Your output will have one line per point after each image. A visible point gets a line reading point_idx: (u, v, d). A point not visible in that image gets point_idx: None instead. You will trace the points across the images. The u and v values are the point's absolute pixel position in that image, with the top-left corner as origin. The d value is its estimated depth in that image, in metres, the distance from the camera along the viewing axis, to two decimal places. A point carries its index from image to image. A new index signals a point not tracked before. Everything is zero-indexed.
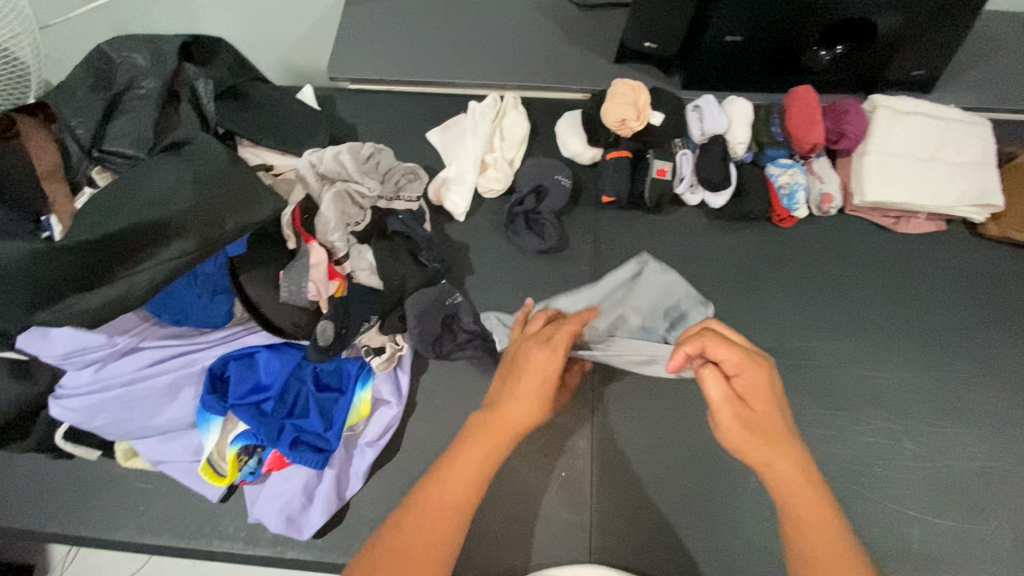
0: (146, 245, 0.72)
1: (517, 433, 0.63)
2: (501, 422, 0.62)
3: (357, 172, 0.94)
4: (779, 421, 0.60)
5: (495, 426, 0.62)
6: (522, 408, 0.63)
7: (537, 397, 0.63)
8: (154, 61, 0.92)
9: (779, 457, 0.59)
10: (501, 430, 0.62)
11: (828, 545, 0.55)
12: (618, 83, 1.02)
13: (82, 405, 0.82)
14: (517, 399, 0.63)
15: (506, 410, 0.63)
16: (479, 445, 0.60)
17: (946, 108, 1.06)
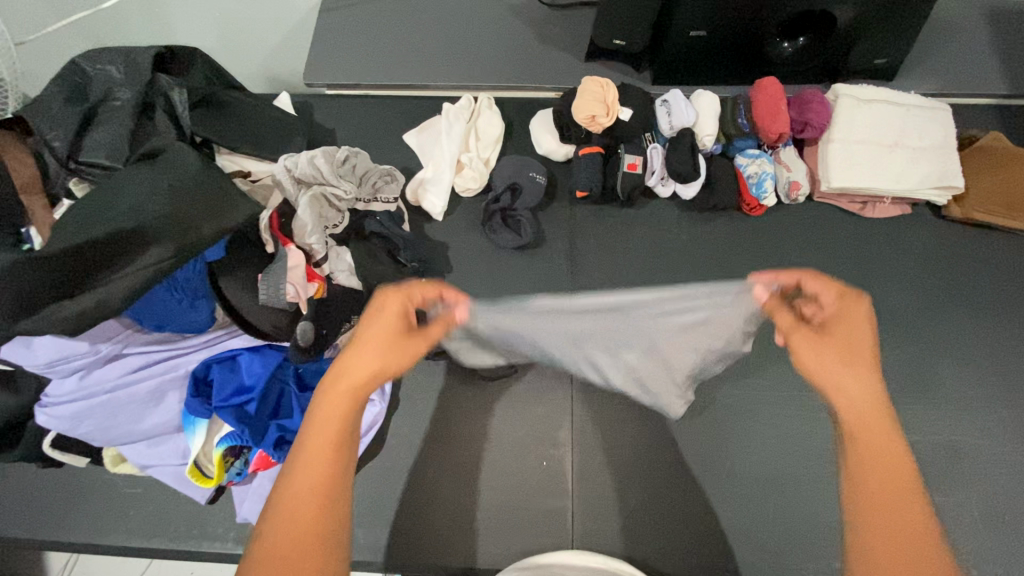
0: (124, 253, 0.73)
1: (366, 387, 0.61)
2: (337, 386, 0.60)
3: (331, 175, 0.94)
4: (856, 348, 0.61)
5: (334, 391, 0.60)
6: (356, 364, 0.61)
7: (376, 349, 0.63)
8: (128, 72, 0.94)
9: (841, 376, 0.60)
10: (337, 395, 0.59)
11: (888, 455, 0.56)
12: (587, 81, 1.05)
13: (68, 413, 0.83)
14: (352, 356, 0.62)
15: (341, 372, 0.61)
16: (329, 408, 0.59)
17: (907, 95, 1.09)
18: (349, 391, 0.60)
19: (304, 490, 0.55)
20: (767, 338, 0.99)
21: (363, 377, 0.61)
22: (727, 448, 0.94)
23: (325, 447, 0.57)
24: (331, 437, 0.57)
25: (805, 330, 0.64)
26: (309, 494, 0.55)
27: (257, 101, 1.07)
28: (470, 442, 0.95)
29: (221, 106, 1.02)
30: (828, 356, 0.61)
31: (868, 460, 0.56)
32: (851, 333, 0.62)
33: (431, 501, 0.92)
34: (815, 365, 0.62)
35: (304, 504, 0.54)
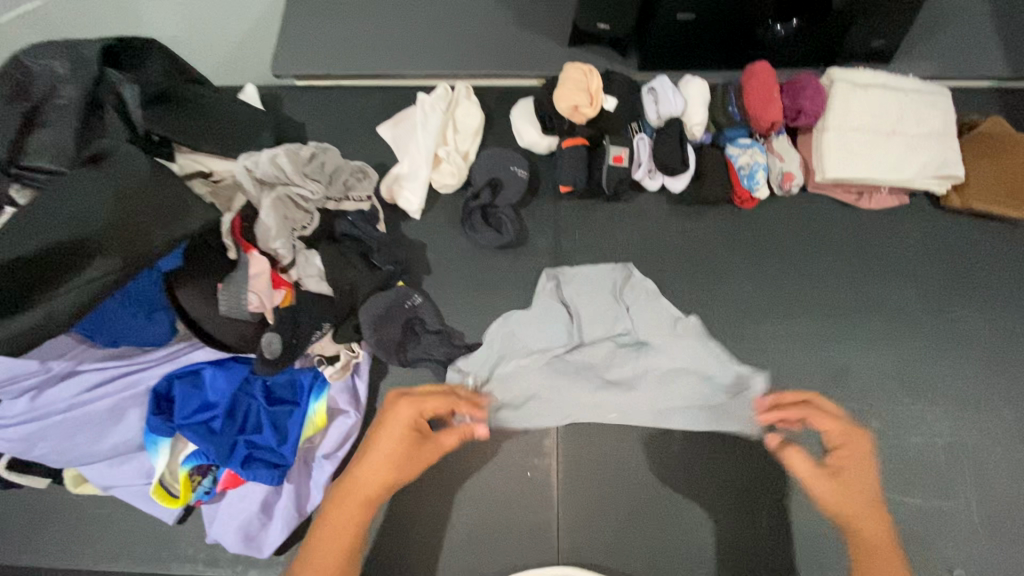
0: (69, 266, 0.68)
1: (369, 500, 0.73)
2: (353, 491, 0.73)
3: (296, 175, 0.88)
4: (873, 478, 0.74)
5: (348, 495, 0.73)
6: (366, 480, 0.73)
7: (386, 464, 0.73)
8: (74, 67, 0.86)
9: (873, 528, 0.72)
10: (357, 494, 0.73)
11: (881, 542, 0.72)
12: (569, 68, 0.99)
13: (21, 435, 0.79)
14: (364, 472, 0.73)
15: (358, 478, 0.73)
16: (348, 510, 0.73)
17: (906, 79, 1.04)
18: (360, 498, 0.73)
19: (337, 535, 0.72)
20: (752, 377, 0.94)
21: (377, 487, 0.73)
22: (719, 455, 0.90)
23: (348, 534, 0.72)
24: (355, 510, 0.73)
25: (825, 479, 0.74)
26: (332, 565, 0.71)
27: (221, 97, 1.01)
28: (451, 454, 0.91)
29: (180, 103, 0.96)
30: (856, 477, 0.74)
31: (864, 535, 0.72)
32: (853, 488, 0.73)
33: (411, 516, 0.88)
34: (852, 475, 0.74)
35: (332, 562, 0.71)
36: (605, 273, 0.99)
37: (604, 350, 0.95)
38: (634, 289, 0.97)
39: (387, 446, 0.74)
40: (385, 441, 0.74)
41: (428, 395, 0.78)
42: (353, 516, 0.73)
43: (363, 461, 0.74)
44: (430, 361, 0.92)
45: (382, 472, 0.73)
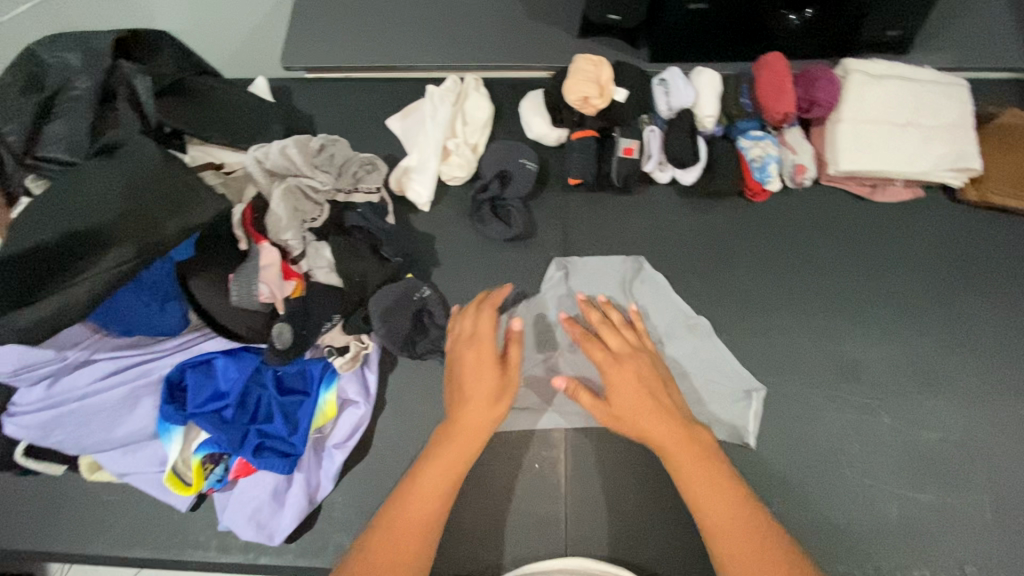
0: (82, 256, 0.68)
1: (482, 434, 0.74)
2: (465, 426, 0.74)
3: (306, 166, 0.89)
4: (650, 402, 0.75)
5: (466, 436, 0.73)
6: (475, 417, 0.74)
7: (486, 383, 0.75)
8: (87, 59, 0.88)
9: (680, 455, 0.72)
10: (466, 433, 0.73)
11: (707, 476, 0.70)
12: (579, 59, 0.98)
13: (37, 422, 0.80)
14: (473, 409, 0.74)
15: (462, 419, 0.74)
16: (457, 448, 0.73)
17: (922, 69, 1.02)
18: (473, 438, 0.73)
19: (438, 475, 0.71)
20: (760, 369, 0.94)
21: (485, 425, 0.74)
22: (728, 448, 0.89)
23: (455, 460, 0.72)
24: (472, 438, 0.74)
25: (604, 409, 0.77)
26: (423, 519, 0.69)
27: (230, 87, 1.01)
28: None
29: (191, 94, 0.97)
30: (649, 415, 0.74)
31: (689, 479, 0.71)
32: (638, 392, 0.76)
33: None
34: (620, 407, 0.76)
35: (425, 508, 0.69)
36: (612, 265, 1.00)
37: None
38: (642, 282, 0.99)
39: (474, 372, 0.76)
40: (473, 371, 0.76)
41: (478, 325, 0.81)
42: (468, 441, 0.73)
43: (462, 394, 0.76)
44: (440, 353, 0.92)
45: (497, 383, 0.76)
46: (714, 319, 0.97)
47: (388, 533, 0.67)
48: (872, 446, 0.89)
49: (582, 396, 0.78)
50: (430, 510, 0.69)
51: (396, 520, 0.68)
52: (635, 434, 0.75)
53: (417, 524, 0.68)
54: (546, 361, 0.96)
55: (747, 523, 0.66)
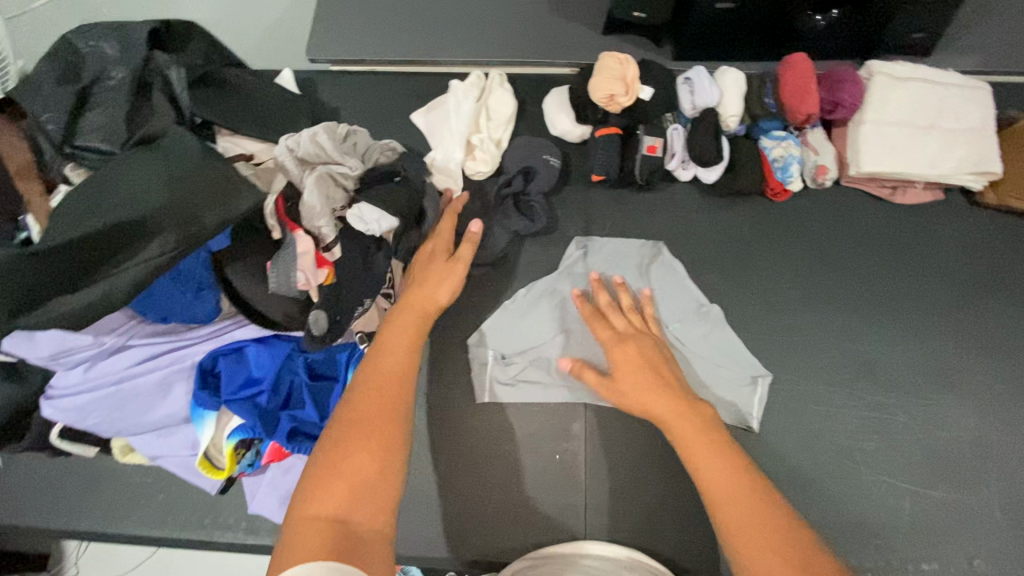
0: (125, 244, 0.69)
1: (429, 310, 0.81)
2: (380, 386, 0.69)
3: (336, 152, 0.91)
4: (651, 378, 0.78)
5: (371, 396, 0.68)
6: (424, 294, 0.82)
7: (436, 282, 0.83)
8: (123, 50, 0.89)
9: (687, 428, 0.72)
10: (414, 306, 0.80)
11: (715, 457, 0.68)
12: (605, 57, 0.99)
13: (75, 405, 0.83)
14: (379, 367, 0.71)
15: (382, 364, 0.72)
16: (397, 327, 0.78)
17: (945, 72, 1.03)
18: (387, 388, 0.69)
19: (391, 364, 0.72)
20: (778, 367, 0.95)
21: (400, 368, 0.72)
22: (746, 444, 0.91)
23: (390, 396, 0.68)
24: (414, 316, 0.80)
25: (607, 384, 0.81)
26: (368, 469, 0.61)
27: (259, 79, 1.04)
28: (483, 434, 0.94)
29: (222, 87, 0.99)
30: (648, 389, 0.76)
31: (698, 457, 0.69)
32: (637, 364, 0.79)
33: (443, 493, 0.91)
34: (621, 383, 0.79)
35: (361, 453, 0.62)
36: (630, 249, 1.02)
37: None
38: (659, 268, 1.00)
39: (399, 331, 0.77)
40: (425, 279, 0.84)
41: (441, 271, 0.84)
42: (386, 385, 0.69)
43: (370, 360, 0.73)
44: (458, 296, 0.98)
45: (402, 355, 0.74)
46: (733, 316, 0.98)
47: (315, 503, 0.58)
48: (887, 444, 0.91)
49: (588, 373, 0.83)
50: (401, 367, 0.72)
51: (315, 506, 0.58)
52: (642, 412, 0.77)
53: (360, 478, 0.60)
54: (562, 337, 0.98)
55: (741, 494, 0.64)
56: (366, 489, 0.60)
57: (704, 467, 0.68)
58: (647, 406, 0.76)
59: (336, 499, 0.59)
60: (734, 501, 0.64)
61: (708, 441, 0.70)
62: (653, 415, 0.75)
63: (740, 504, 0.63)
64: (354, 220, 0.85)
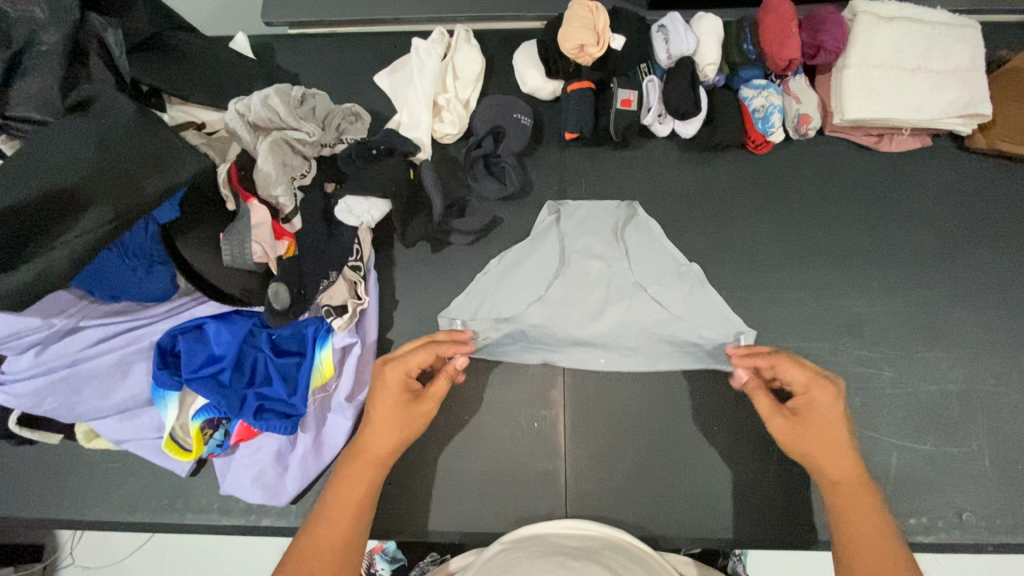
0: (56, 218, 0.65)
1: (380, 459, 0.72)
2: (362, 456, 0.71)
3: (291, 117, 0.85)
4: (839, 424, 0.70)
5: (356, 461, 0.71)
6: (374, 443, 0.72)
7: (386, 427, 0.72)
8: (53, 11, 0.79)
9: (847, 463, 0.69)
10: (367, 455, 0.71)
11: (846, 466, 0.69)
12: (574, 5, 0.93)
13: (26, 390, 0.78)
14: (371, 433, 0.72)
15: (365, 441, 0.72)
16: (351, 479, 0.70)
17: (934, 11, 0.97)
18: (367, 457, 0.71)
19: (353, 490, 0.69)
20: (761, 325, 0.92)
21: (387, 452, 0.72)
22: (728, 404, 0.89)
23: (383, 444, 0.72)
24: (368, 462, 0.71)
25: (782, 419, 0.72)
26: (352, 504, 0.68)
27: (208, 44, 0.98)
28: (459, 405, 0.91)
29: (167, 51, 0.94)
30: (837, 437, 0.70)
31: (825, 460, 0.69)
32: (829, 418, 0.70)
33: (420, 466, 0.89)
34: (811, 425, 0.70)
35: (351, 502, 0.68)
36: (605, 210, 0.98)
37: (593, 292, 0.98)
38: (634, 230, 0.98)
39: (387, 400, 0.73)
40: (383, 405, 0.73)
41: (409, 353, 0.76)
42: (361, 469, 0.71)
43: (370, 417, 0.74)
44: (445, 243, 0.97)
45: (386, 398, 0.73)
46: (715, 275, 0.95)
47: (310, 545, 0.65)
48: (872, 399, 0.89)
49: (763, 398, 0.75)
50: (363, 484, 0.70)
51: (310, 542, 0.65)
52: (812, 465, 0.70)
53: (348, 510, 0.68)
54: (539, 304, 0.97)
55: (865, 491, 0.68)
56: (348, 534, 0.66)
57: (845, 503, 0.67)
58: (820, 460, 0.69)
59: (334, 527, 0.66)
60: (861, 516, 0.66)
61: (855, 485, 0.68)
62: (815, 458, 0.70)
63: (870, 537, 0.64)
64: (344, 214, 0.87)
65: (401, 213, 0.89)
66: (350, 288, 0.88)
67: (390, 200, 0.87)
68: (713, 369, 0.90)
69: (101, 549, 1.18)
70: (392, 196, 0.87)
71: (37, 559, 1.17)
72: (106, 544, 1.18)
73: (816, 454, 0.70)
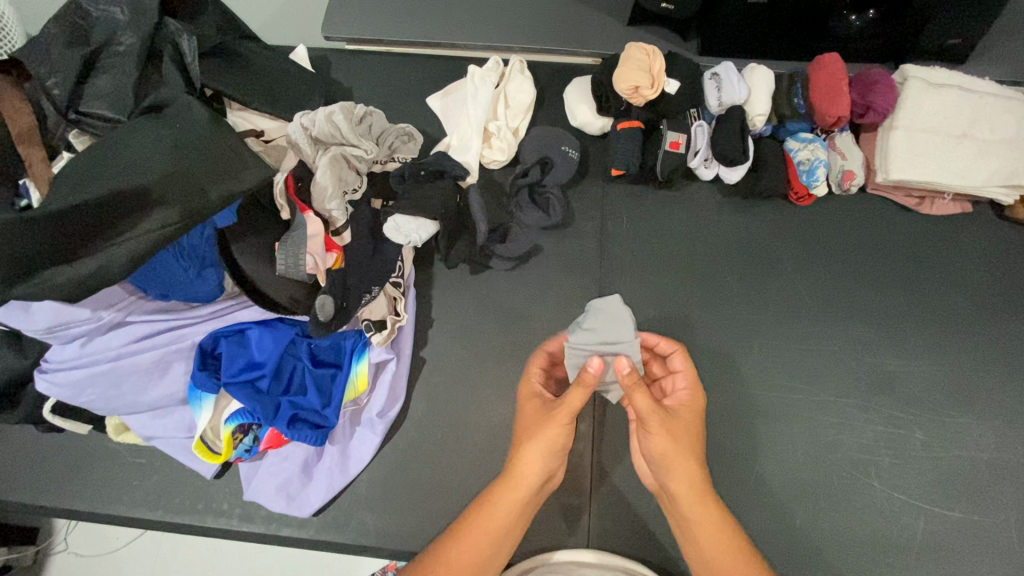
0: (125, 213, 0.66)
1: (501, 533, 0.68)
2: (491, 521, 0.67)
3: (352, 134, 0.87)
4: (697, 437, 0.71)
5: (489, 524, 0.67)
6: (505, 505, 0.68)
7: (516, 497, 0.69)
8: (134, 14, 0.84)
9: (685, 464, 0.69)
10: (494, 526, 0.67)
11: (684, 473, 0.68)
12: (632, 48, 0.96)
13: (68, 380, 0.78)
14: (504, 493, 0.69)
15: (518, 468, 0.70)
16: (474, 543, 0.66)
17: (981, 81, 1.00)
18: (529, 486, 0.69)
19: (484, 539, 0.67)
20: (792, 374, 0.93)
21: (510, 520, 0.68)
22: (756, 453, 0.88)
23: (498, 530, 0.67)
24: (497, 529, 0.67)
25: (657, 416, 0.69)
26: (472, 561, 0.66)
27: (272, 53, 1.01)
28: (485, 431, 0.90)
29: (234, 58, 0.97)
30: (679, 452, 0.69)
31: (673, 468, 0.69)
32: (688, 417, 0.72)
33: (443, 490, 0.88)
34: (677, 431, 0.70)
35: (492, 533, 0.67)
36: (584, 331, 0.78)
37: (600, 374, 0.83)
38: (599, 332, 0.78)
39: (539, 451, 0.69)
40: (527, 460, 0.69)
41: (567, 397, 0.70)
42: (497, 529, 0.67)
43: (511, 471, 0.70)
44: (485, 266, 0.99)
45: (560, 447, 0.70)
46: (750, 322, 0.95)
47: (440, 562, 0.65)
48: (902, 460, 0.88)
49: (639, 395, 0.68)
50: (482, 552, 0.67)
51: (453, 557, 0.65)
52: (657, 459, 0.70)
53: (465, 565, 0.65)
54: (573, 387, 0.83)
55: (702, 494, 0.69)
56: (485, 560, 0.66)
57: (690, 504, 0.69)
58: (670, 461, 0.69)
59: (479, 544, 0.67)
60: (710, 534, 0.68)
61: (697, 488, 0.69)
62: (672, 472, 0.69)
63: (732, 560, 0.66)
64: (392, 232, 0.87)
65: (446, 235, 0.90)
66: (390, 304, 0.89)
67: (438, 221, 0.88)
68: (743, 414, 0.90)
69: (94, 542, 1.14)
70: (441, 218, 0.88)
71: (30, 542, 1.12)
72: (100, 538, 1.14)
73: (672, 464, 0.69)
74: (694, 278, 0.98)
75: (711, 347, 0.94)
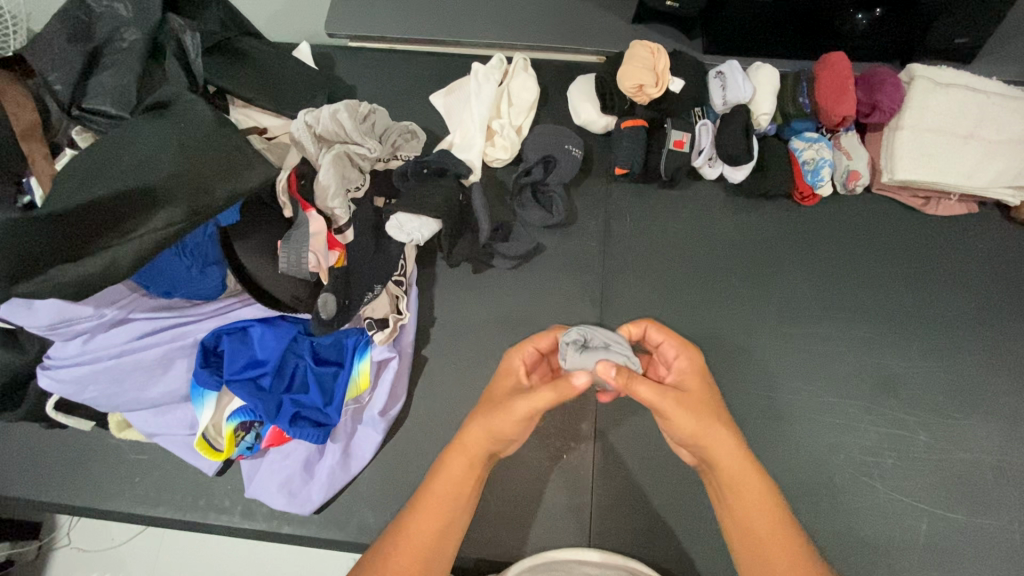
0: (130, 214, 0.66)
1: (457, 499, 0.62)
2: (438, 495, 0.62)
3: (356, 133, 0.87)
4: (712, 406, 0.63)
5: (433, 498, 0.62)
6: (454, 469, 0.63)
7: (462, 464, 0.63)
8: (137, 11, 0.84)
9: (717, 439, 0.61)
10: (439, 496, 0.61)
11: (720, 449, 0.61)
12: (637, 45, 0.95)
13: (71, 377, 0.78)
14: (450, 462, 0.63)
15: (465, 439, 0.63)
16: (421, 523, 0.60)
17: (988, 81, 0.99)
18: (477, 459, 0.63)
19: (434, 512, 0.61)
20: (795, 374, 0.92)
21: (462, 488, 0.62)
22: (759, 454, 0.88)
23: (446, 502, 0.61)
24: (444, 505, 0.61)
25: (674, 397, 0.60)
26: (421, 545, 0.59)
27: (276, 50, 1.00)
28: None
29: (237, 56, 0.96)
30: (703, 427, 0.61)
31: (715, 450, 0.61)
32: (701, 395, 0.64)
33: None
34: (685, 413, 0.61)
35: (436, 518, 0.61)
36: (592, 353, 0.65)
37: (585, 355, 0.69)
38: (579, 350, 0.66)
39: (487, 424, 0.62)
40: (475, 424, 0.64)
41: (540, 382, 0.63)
42: (450, 502, 0.62)
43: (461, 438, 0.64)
44: (488, 266, 0.99)
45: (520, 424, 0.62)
46: (753, 322, 0.95)
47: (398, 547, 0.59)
48: (905, 463, 0.88)
49: (645, 386, 0.60)
50: (432, 530, 0.60)
51: (402, 537, 0.59)
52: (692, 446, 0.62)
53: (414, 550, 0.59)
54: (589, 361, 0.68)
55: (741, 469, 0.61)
56: (441, 538, 0.60)
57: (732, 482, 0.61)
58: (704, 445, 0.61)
59: (427, 522, 0.60)
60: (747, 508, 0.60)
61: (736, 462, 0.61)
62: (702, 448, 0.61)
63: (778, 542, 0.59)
64: (394, 230, 0.86)
65: (449, 234, 0.90)
66: (392, 302, 0.89)
67: (441, 219, 0.88)
68: (745, 414, 0.90)
69: (96, 537, 1.14)
70: (443, 216, 0.87)
71: (33, 537, 1.12)
72: (101, 533, 1.14)
73: (704, 439, 0.61)
74: (697, 278, 0.97)
75: (713, 347, 0.93)
